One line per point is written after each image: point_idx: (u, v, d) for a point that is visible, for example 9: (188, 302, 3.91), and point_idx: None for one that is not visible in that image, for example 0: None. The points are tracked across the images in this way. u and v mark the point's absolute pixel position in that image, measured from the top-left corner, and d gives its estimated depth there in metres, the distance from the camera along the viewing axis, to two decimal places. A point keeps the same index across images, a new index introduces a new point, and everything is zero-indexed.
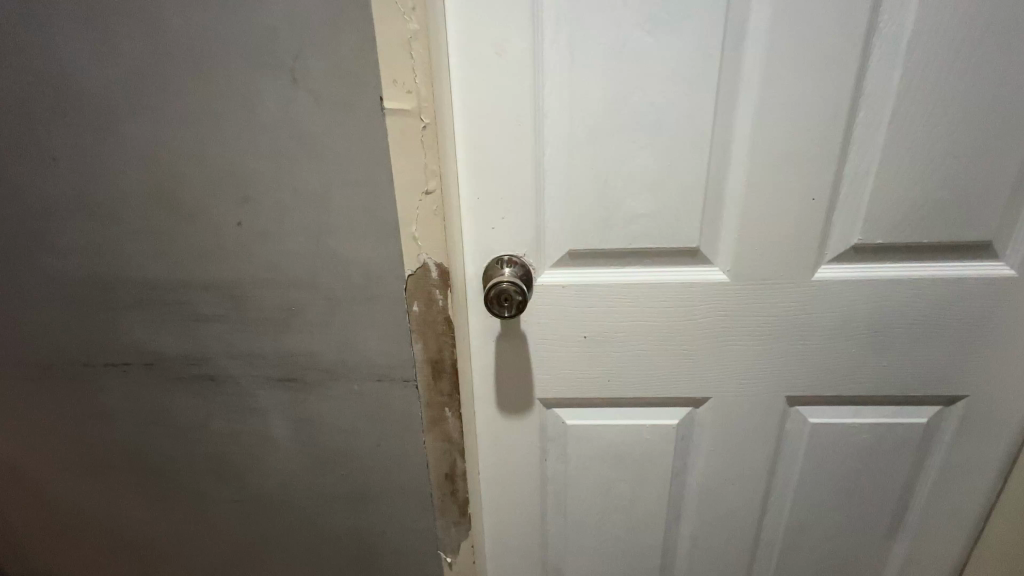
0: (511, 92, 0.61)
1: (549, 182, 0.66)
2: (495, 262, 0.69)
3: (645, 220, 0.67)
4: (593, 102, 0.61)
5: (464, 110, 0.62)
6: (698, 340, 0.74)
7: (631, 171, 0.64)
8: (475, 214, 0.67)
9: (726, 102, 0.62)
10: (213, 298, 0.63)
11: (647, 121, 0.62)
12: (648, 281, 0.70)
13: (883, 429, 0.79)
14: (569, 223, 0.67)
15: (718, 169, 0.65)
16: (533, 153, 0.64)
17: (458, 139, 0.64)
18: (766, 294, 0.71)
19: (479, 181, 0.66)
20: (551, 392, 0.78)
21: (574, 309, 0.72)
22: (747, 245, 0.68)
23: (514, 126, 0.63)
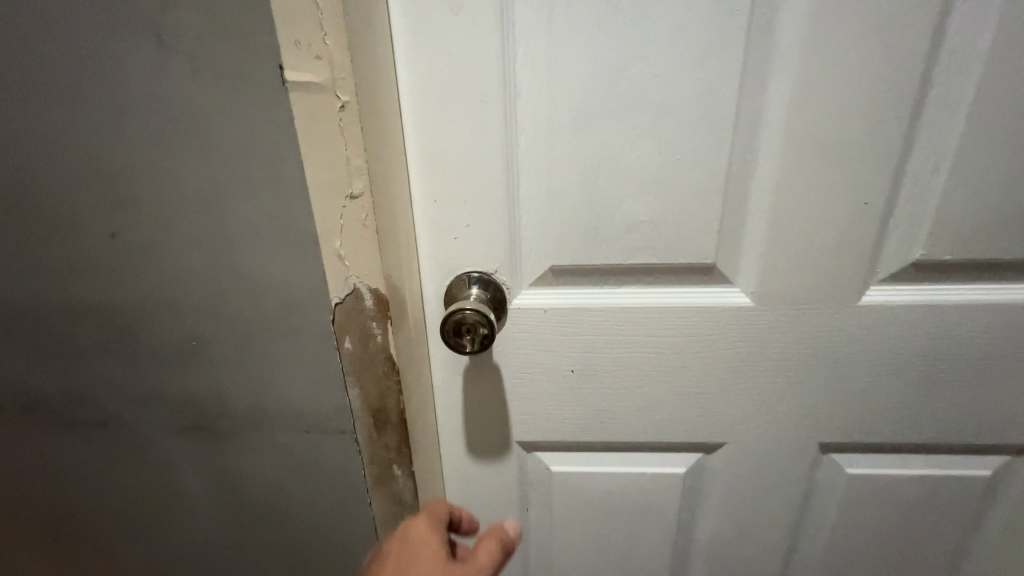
0: (470, 62, 0.47)
1: (524, 182, 0.51)
2: (457, 283, 0.56)
3: (647, 227, 0.52)
4: (579, 75, 0.47)
5: (414, 88, 0.48)
6: (710, 375, 0.60)
7: (630, 164, 0.50)
8: (433, 221, 0.53)
9: (755, 75, 0.47)
10: (94, 326, 0.49)
11: (651, 101, 0.47)
12: (649, 305, 0.56)
13: (934, 482, 0.65)
14: (551, 231, 0.53)
15: (743, 163, 0.50)
16: (502, 143, 0.50)
17: (407, 126, 0.49)
18: (799, 319, 0.56)
19: (434, 180, 0.51)
20: (531, 434, 0.65)
21: (557, 338, 0.58)
22: (776, 261, 0.53)
23: (478, 108, 0.49)
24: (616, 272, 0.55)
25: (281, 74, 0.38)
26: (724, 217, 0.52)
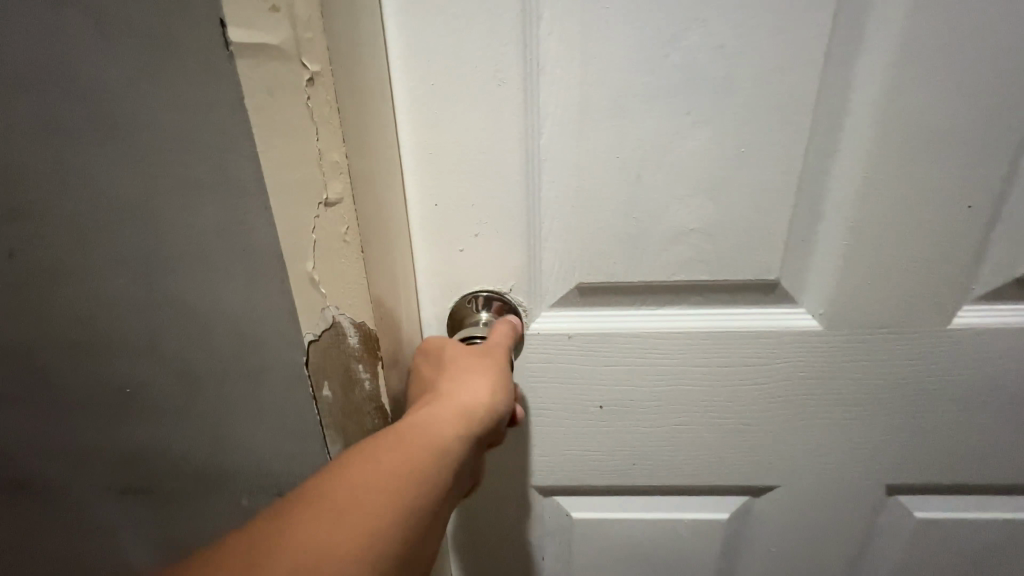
0: (481, 25, 0.36)
1: (548, 182, 0.41)
2: (461, 307, 0.46)
3: (698, 236, 0.42)
4: (621, 46, 0.37)
5: (410, 62, 0.37)
6: (764, 410, 0.51)
7: (679, 158, 0.40)
8: (434, 229, 0.43)
9: (847, 44, 0.37)
10: (23, 348, 0.41)
11: (713, 75, 0.37)
12: (695, 329, 0.47)
13: (1015, 527, 0.56)
14: (576, 242, 0.43)
15: (821, 158, 0.40)
16: (520, 133, 0.40)
17: (401, 111, 0.39)
18: (874, 345, 0.47)
19: (434, 178, 0.41)
20: (549, 477, 0.55)
21: (584, 369, 0.49)
22: (851, 278, 0.44)
23: (487, 87, 0.38)
24: (656, 289, 0.46)
25: (225, 34, 0.28)
26: (793, 223, 0.42)
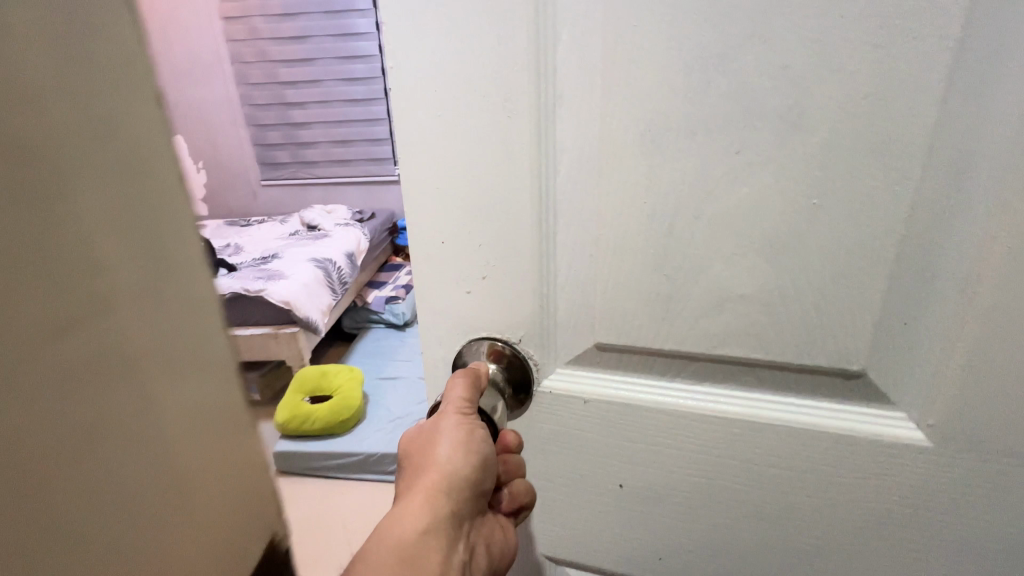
0: (492, 45, 0.32)
1: (564, 226, 0.36)
2: (465, 352, 0.42)
3: (748, 305, 0.34)
4: (653, 70, 0.30)
5: (415, 85, 0.34)
6: (840, 536, 0.39)
7: (728, 205, 0.32)
8: (439, 265, 0.40)
9: (988, 63, 0.26)
10: None
11: (774, 104, 0.29)
12: (741, 416, 0.38)
13: None
14: (597, 295, 0.37)
15: (939, 219, 0.29)
16: (533, 169, 0.35)
17: (407, 140, 0.36)
18: (1016, 478, 0.33)
19: (441, 213, 0.38)
20: (559, 555, 0.48)
21: (600, 438, 0.42)
22: (979, 385, 0.31)
23: (495, 117, 0.34)
24: (688, 360, 0.38)
25: None
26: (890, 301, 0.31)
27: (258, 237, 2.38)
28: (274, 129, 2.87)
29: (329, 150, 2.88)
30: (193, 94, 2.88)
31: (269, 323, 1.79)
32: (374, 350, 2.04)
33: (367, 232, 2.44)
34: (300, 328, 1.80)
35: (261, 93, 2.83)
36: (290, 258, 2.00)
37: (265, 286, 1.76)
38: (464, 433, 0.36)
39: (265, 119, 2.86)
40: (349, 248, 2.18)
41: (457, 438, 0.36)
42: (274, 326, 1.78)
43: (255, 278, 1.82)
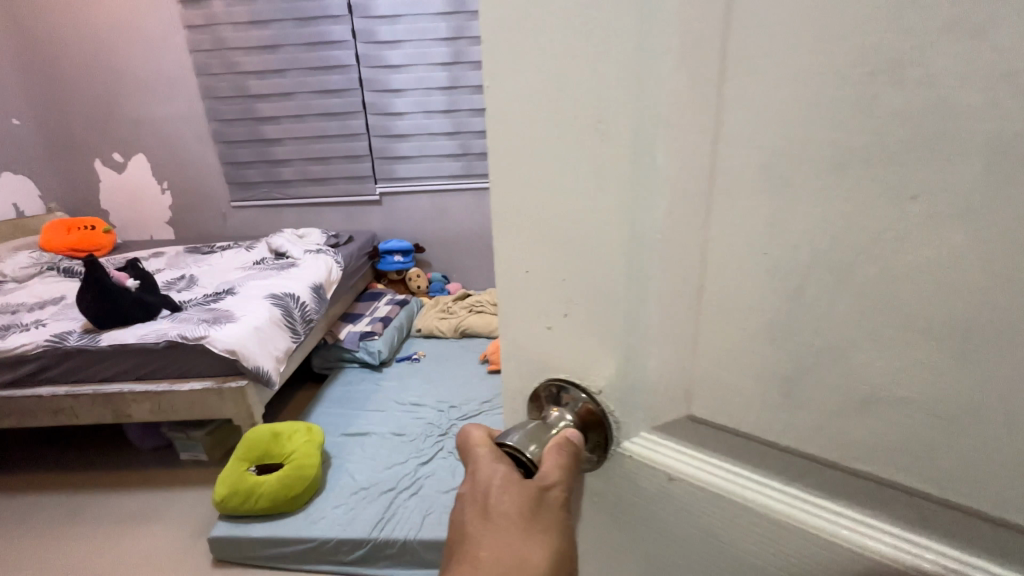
0: (581, 159, 0.42)
1: (664, 314, 0.43)
2: (563, 392, 0.53)
3: (834, 417, 0.37)
4: (757, 204, 0.36)
5: (548, 196, 0.45)
6: None
7: (791, 313, 0.37)
8: (546, 321, 0.51)
9: None
10: None
11: (877, 247, 0.32)
12: (824, 515, 0.41)
13: None
14: (668, 355, 0.44)
15: None
16: (642, 266, 0.43)
17: (538, 231, 0.47)
18: None
19: (535, 266, 0.48)
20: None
21: (680, 496, 0.49)
22: None
23: (586, 211, 0.43)
24: (748, 442, 0.44)
25: None
26: (943, 437, 0.33)
27: (216, 277, 3.03)
28: (247, 149, 4.15)
29: (304, 167, 4.16)
30: (156, 111, 4.15)
31: (207, 373, 2.12)
32: (337, 398, 2.72)
33: (301, 269, 3.00)
34: (249, 380, 2.12)
35: (234, 116, 4.08)
36: (235, 304, 2.39)
37: (208, 333, 2.06)
38: (552, 498, 0.45)
39: (232, 135, 4.12)
40: (296, 289, 2.62)
41: (547, 500, 0.44)
42: (216, 381, 2.11)
43: (205, 324, 2.13)
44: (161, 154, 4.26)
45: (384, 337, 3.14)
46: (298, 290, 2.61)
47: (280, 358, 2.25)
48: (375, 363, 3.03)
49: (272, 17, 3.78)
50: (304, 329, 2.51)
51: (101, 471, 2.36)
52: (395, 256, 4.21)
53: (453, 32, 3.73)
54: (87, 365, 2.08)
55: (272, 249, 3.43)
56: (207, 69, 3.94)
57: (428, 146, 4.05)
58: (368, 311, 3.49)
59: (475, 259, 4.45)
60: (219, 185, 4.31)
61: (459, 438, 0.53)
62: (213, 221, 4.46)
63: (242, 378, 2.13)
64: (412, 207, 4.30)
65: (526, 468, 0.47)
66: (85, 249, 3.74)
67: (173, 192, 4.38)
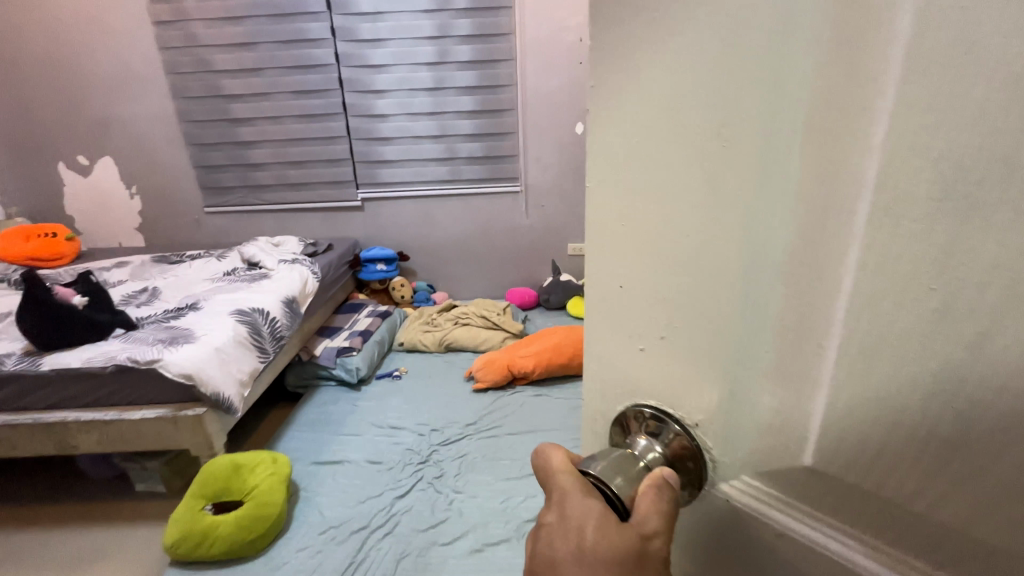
0: (695, 196, 0.44)
1: (787, 353, 0.43)
2: (656, 423, 0.55)
3: (991, 497, 0.33)
4: (916, 251, 0.33)
5: (673, 227, 0.46)
6: None
7: (924, 388, 0.34)
8: (655, 346, 0.53)
9: None
10: None
11: None
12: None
13: None
14: (778, 391, 0.45)
15: None
16: (773, 301, 0.43)
17: (661, 260, 0.49)
18: None
19: (635, 287, 0.52)
20: None
21: (790, 546, 0.47)
22: None
23: (703, 237, 0.45)
24: (854, 498, 0.41)
25: None
26: None
27: (183, 287, 2.96)
28: (222, 152, 3.97)
29: (282, 173, 4.01)
30: (124, 109, 3.95)
31: (163, 399, 2.10)
32: (312, 422, 2.70)
33: (269, 283, 2.97)
34: (207, 407, 2.10)
35: (208, 117, 3.89)
36: (194, 325, 2.37)
37: (162, 357, 2.04)
38: (647, 535, 0.46)
39: (208, 137, 3.93)
40: (259, 307, 2.60)
41: (645, 536, 0.46)
42: (173, 410, 2.08)
43: (160, 347, 2.11)
44: (129, 156, 4.07)
45: (361, 353, 3.12)
46: (261, 309, 2.60)
47: (241, 382, 2.24)
48: (352, 381, 3.00)
49: (246, 13, 3.62)
50: (266, 349, 2.50)
51: (69, 501, 2.34)
52: (378, 264, 4.05)
53: (437, 30, 3.62)
54: (40, 391, 2.04)
55: (244, 259, 3.38)
56: (176, 68, 3.77)
57: (412, 149, 3.94)
58: (346, 324, 3.45)
59: (459, 266, 4.34)
60: (191, 189, 4.13)
61: (535, 464, 0.54)
62: (184, 226, 4.26)
63: (200, 405, 2.11)
64: (395, 213, 4.17)
65: (616, 500, 0.48)
66: (46, 257, 3.53)
67: (142, 197, 4.20)
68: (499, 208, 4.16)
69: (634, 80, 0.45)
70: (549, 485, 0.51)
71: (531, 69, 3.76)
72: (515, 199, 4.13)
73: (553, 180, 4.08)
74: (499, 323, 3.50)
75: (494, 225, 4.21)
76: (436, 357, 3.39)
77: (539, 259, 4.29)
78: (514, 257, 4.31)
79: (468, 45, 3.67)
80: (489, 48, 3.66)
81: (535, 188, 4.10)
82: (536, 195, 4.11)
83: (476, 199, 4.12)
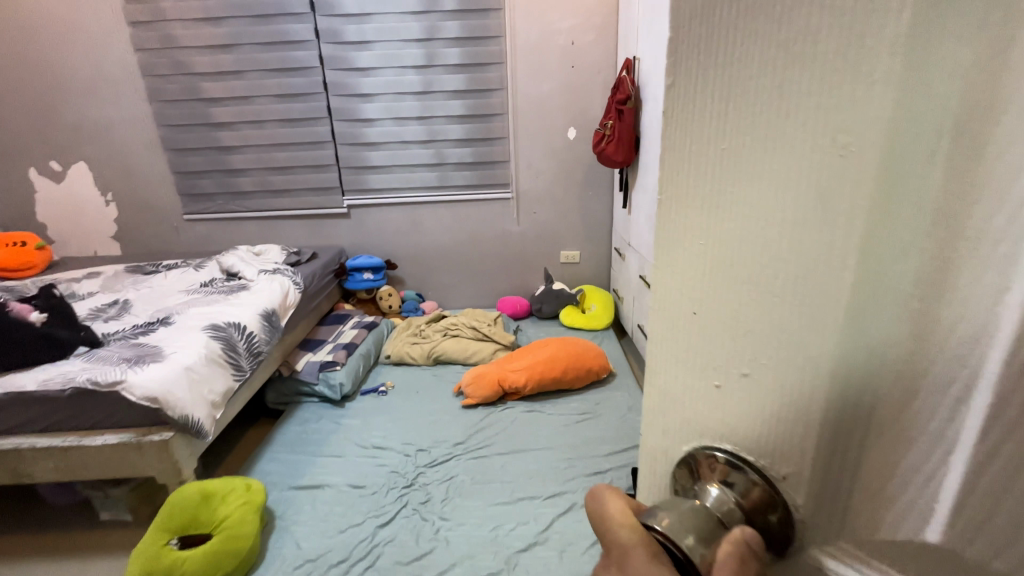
0: (802, 182, 0.33)
1: (921, 419, 0.32)
2: (731, 468, 0.42)
3: None
4: None
5: (757, 242, 0.37)
6: None
7: None
8: (728, 383, 0.41)
9: None
10: None
11: None
12: None
13: None
14: (897, 464, 0.33)
15: None
16: (903, 346, 0.32)
17: (739, 284, 0.39)
18: None
19: (708, 302, 0.41)
20: None
21: None
22: None
23: (800, 258, 0.35)
24: None
25: None
26: None
27: (156, 300, 2.81)
28: (202, 159, 3.83)
29: (265, 179, 3.88)
30: (99, 113, 3.79)
31: (128, 424, 1.96)
32: (292, 443, 2.55)
33: (247, 295, 2.82)
34: (175, 431, 1.96)
35: (187, 122, 3.75)
36: (163, 342, 2.22)
37: (125, 378, 1.90)
38: None
39: (187, 143, 3.79)
40: (234, 321, 2.46)
41: None
42: (138, 435, 1.94)
43: (123, 367, 1.96)
44: (104, 162, 3.91)
45: (345, 368, 2.98)
46: (236, 323, 2.46)
47: (212, 403, 2.11)
48: (336, 398, 2.87)
49: (226, 14, 3.49)
50: (241, 366, 2.36)
51: (25, 531, 2.17)
52: (365, 273, 3.92)
53: (425, 33, 3.51)
54: None
55: (222, 269, 3.23)
56: (153, 70, 3.62)
57: (399, 155, 3.82)
58: (330, 337, 3.31)
59: (448, 275, 4.22)
60: (168, 196, 3.97)
61: (590, 509, 0.44)
62: (163, 235, 4.10)
63: (168, 429, 1.97)
64: (383, 221, 4.04)
65: (688, 564, 0.37)
66: (15, 269, 3.35)
67: (118, 204, 4.03)
68: (490, 215, 4.04)
69: (728, 38, 0.35)
70: (604, 542, 0.41)
71: (522, 73, 3.66)
72: (506, 206, 4.02)
73: (545, 187, 3.97)
74: (489, 335, 3.37)
75: (485, 232, 4.09)
76: (425, 371, 3.25)
77: (531, 267, 4.19)
78: (505, 266, 4.20)
79: (457, 48, 3.57)
80: (478, 52, 3.56)
81: (526, 195, 3.99)
82: (527, 202, 4.00)
83: (467, 206, 4.00)
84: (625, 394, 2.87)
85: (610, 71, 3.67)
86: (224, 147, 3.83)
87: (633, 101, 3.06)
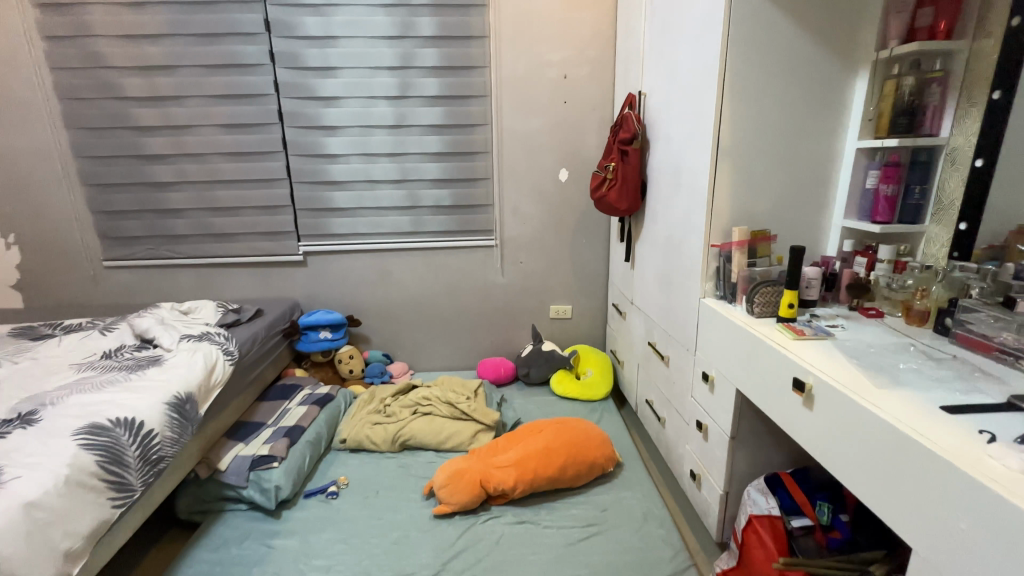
0: None
1: None
2: None
3: None
4: None
5: None
6: None
7: None
8: None
9: None
10: None
11: None
12: None
13: None
14: None
15: None
16: None
17: None
18: None
19: None
20: None
21: None
22: None
23: None
24: None
25: None
26: None
27: (32, 380, 2.13)
28: (129, 197, 3.23)
29: (206, 222, 3.30)
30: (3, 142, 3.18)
31: None
32: None
33: (154, 373, 2.18)
34: None
35: (112, 154, 3.17)
36: (7, 458, 1.56)
37: None
38: None
39: (110, 177, 3.20)
40: (124, 417, 1.82)
41: None
42: None
43: None
44: (7, 198, 3.26)
45: (285, 464, 2.34)
46: (127, 421, 1.82)
47: (67, 553, 1.46)
48: (270, 507, 2.21)
49: (163, 31, 2.98)
50: (125, 483, 1.71)
51: None
52: (321, 331, 3.31)
53: (399, 60, 3.08)
54: None
55: (136, 333, 2.58)
56: (73, 92, 3.06)
57: (366, 196, 3.31)
58: (271, 418, 2.67)
59: (421, 332, 3.65)
60: (86, 240, 3.34)
61: None
62: (75, 284, 3.42)
63: None
64: (345, 270, 3.47)
65: None
66: None
67: (21, 247, 3.36)
68: (470, 265, 3.53)
69: None
70: None
71: (508, 107, 3.24)
72: (489, 254, 3.52)
73: (533, 234, 3.50)
74: (469, 413, 2.78)
75: (464, 284, 3.57)
76: (388, 460, 2.62)
77: (516, 324, 3.67)
78: (487, 322, 3.65)
79: (435, 78, 3.14)
80: (459, 83, 3.14)
81: (512, 242, 3.51)
82: (513, 251, 3.51)
83: (444, 254, 3.49)
84: (637, 495, 2.31)
85: (607, 108, 3.30)
86: (158, 184, 3.25)
87: (639, 141, 2.65)
